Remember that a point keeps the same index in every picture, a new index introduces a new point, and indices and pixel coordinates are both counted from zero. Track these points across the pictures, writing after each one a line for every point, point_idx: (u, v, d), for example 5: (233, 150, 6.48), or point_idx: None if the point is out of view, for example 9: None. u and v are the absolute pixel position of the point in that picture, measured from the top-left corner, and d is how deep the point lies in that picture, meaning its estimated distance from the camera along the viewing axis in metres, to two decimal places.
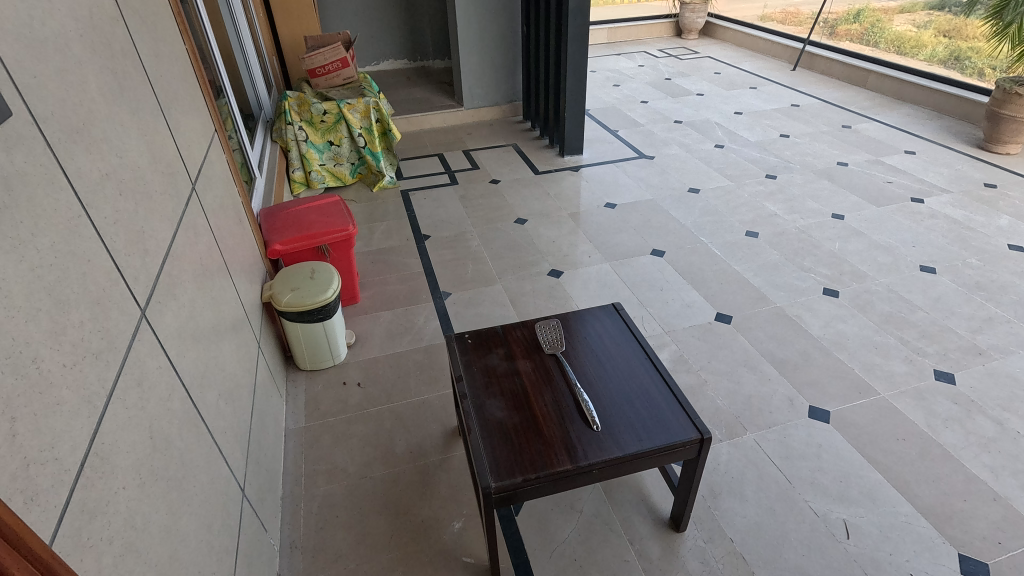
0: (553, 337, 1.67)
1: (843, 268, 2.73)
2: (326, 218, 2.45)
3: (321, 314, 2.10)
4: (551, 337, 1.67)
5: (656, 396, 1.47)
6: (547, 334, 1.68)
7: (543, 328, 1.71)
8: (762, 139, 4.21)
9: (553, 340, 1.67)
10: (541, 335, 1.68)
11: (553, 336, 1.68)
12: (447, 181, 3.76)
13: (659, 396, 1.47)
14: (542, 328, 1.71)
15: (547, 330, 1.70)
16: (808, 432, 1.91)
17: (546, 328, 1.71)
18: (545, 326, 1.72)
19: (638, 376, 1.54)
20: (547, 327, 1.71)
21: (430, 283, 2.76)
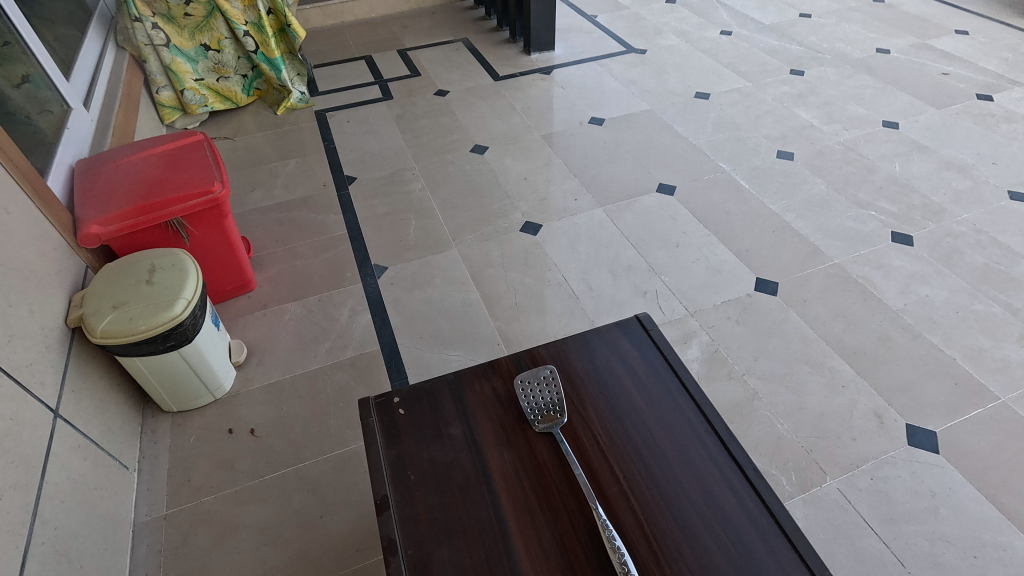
0: (546, 397, 0.98)
1: (910, 200, 2.06)
2: (178, 172, 1.58)
3: (172, 340, 1.32)
4: (544, 397, 0.98)
5: (739, 521, 0.83)
6: (537, 391, 0.98)
7: (527, 379, 1.00)
8: (777, 21, 3.34)
9: (546, 402, 0.97)
10: (526, 392, 0.98)
11: (545, 393, 0.98)
12: (378, 96, 2.82)
13: (745, 521, 0.83)
14: (524, 378, 1.01)
15: (535, 383, 1.00)
16: (913, 472, 1.32)
17: (533, 377, 1.01)
18: (531, 373, 1.01)
19: (702, 473, 0.89)
20: (534, 376, 1.01)
21: (357, 252, 1.97)
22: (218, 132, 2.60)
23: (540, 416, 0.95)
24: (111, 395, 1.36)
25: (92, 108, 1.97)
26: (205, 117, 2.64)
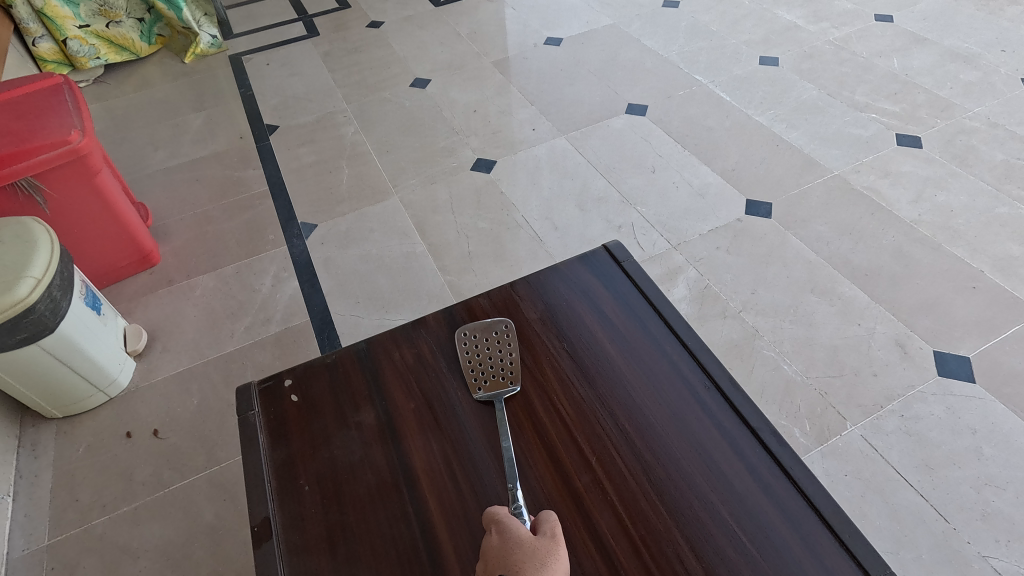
0: (499, 357, 0.73)
1: (914, 97, 1.80)
2: (24, 122, 1.26)
3: (23, 334, 1.04)
4: (495, 357, 0.73)
5: (758, 505, 0.60)
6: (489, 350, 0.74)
7: (478, 337, 0.75)
8: None
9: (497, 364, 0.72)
10: (473, 353, 0.74)
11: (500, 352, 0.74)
12: (303, 33, 2.45)
13: (766, 506, 0.60)
14: (473, 334, 0.76)
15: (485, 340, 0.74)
16: (948, 407, 1.11)
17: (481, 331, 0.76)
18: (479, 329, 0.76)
19: (702, 444, 0.64)
20: (484, 331, 0.76)
21: (281, 209, 1.68)
22: (115, 87, 2.23)
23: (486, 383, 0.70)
24: None
25: None
26: (99, 71, 2.28)
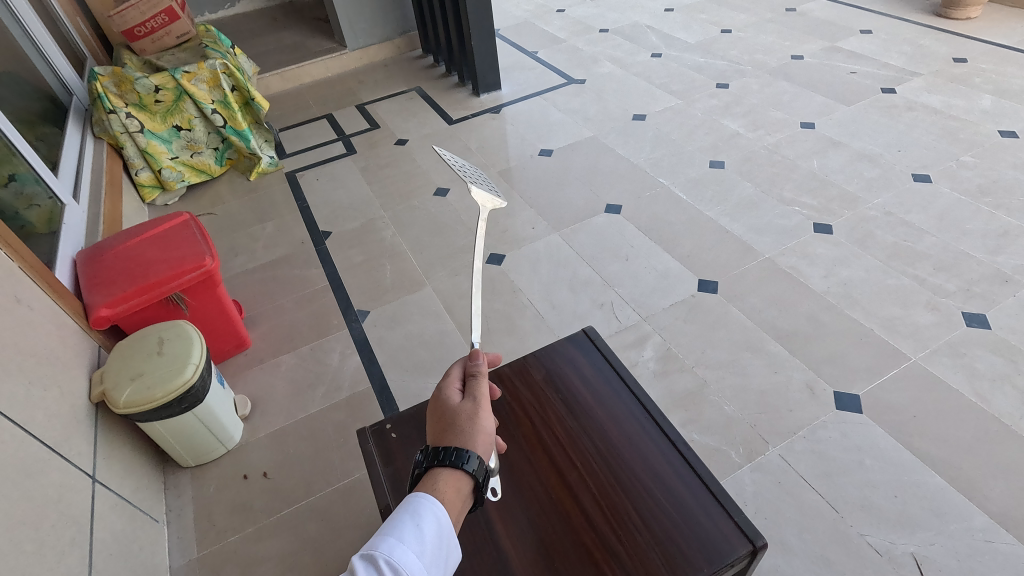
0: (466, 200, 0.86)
1: (829, 192, 2.31)
2: (170, 251, 1.77)
3: (186, 402, 1.50)
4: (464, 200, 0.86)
5: (675, 483, 1.01)
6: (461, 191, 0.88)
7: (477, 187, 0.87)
8: (703, 39, 3.65)
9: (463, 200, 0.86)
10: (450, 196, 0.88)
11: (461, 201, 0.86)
12: (343, 152, 3.03)
13: (680, 483, 1.01)
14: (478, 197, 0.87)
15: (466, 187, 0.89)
16: (842, 432, 1.53)
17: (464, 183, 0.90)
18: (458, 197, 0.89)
19: (643, 450, 1.07)
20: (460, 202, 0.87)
21: (340, 300, 2.16)
22: (195, 203, 2.78)
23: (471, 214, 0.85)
24: (134, 458, 1.52)
25: (82, 199, 2.16)
26: (182, 191, 2.81)
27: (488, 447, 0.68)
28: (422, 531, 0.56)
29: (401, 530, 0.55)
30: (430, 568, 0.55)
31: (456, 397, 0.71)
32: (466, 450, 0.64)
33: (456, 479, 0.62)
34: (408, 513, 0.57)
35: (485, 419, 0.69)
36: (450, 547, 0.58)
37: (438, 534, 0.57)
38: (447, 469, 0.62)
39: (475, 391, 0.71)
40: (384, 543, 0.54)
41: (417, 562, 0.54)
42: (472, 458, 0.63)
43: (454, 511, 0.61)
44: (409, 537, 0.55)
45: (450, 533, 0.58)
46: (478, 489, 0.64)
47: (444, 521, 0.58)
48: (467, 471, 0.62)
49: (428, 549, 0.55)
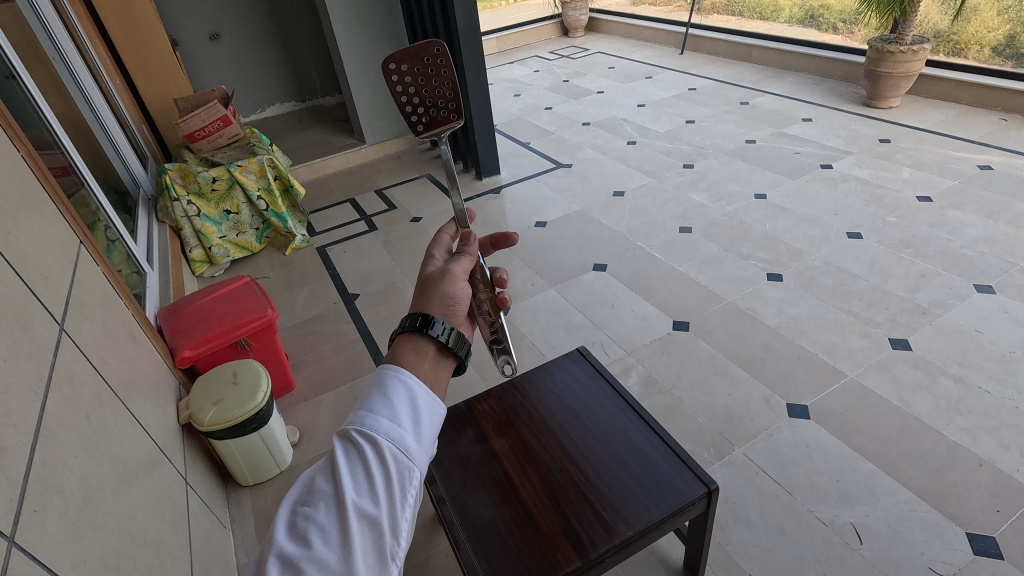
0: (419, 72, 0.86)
1: (779, 247, 2.77)
2: (238, 306, 2.18)
3: (255, 423, 1.84)
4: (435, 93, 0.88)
5: (661, 462, 1.30)
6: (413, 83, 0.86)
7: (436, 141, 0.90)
8: (671, 129, 4.29)
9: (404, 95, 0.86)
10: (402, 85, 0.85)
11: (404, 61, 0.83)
12: (365, 229, 3.50)
13: (664, 460, 1.30)
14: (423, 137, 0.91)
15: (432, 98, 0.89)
16: (793, 433, 1.87)
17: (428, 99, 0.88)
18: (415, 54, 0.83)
19: (634, 438, 1.36)
20: (417, 59, 0.84)
21: (370, 348, 2.53)
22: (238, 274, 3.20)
23: (425, 121, 0.90)
24: (208, 473, 1.83)
25: (155, 269, 2.59)
26: (227, 264, 3.25)
27: (454, 318, 0.69)
28: (392, 400, 0.55)
29: (370, 402, 0.55)
30: (413, 427, 0.54)
31: (432, 274, 0.75)
32: (426, 318, 0.64)
33: (417, 347, 0.62)
34: (377, 387, 0.56)
35: (451, 292, 0.72)
36: (430, 409, 0.56)
37: (410, 400, 0.56)
38: (407, 338, 0.63)
39: (446, 269, 0.74)
40: (356, 416, 0.54)
41: (390, 426, 0.53)
42: (433, 325, 0.64)
43: (427, 375, 0.60)
44: (379, 406, 0.54)
45: (427, 395, 0.57)
46: (447, 353, 0.64)
47: (417, 387, 0.57)
48: (428, 337, 0.63)
49: (401, 413, 0.54)
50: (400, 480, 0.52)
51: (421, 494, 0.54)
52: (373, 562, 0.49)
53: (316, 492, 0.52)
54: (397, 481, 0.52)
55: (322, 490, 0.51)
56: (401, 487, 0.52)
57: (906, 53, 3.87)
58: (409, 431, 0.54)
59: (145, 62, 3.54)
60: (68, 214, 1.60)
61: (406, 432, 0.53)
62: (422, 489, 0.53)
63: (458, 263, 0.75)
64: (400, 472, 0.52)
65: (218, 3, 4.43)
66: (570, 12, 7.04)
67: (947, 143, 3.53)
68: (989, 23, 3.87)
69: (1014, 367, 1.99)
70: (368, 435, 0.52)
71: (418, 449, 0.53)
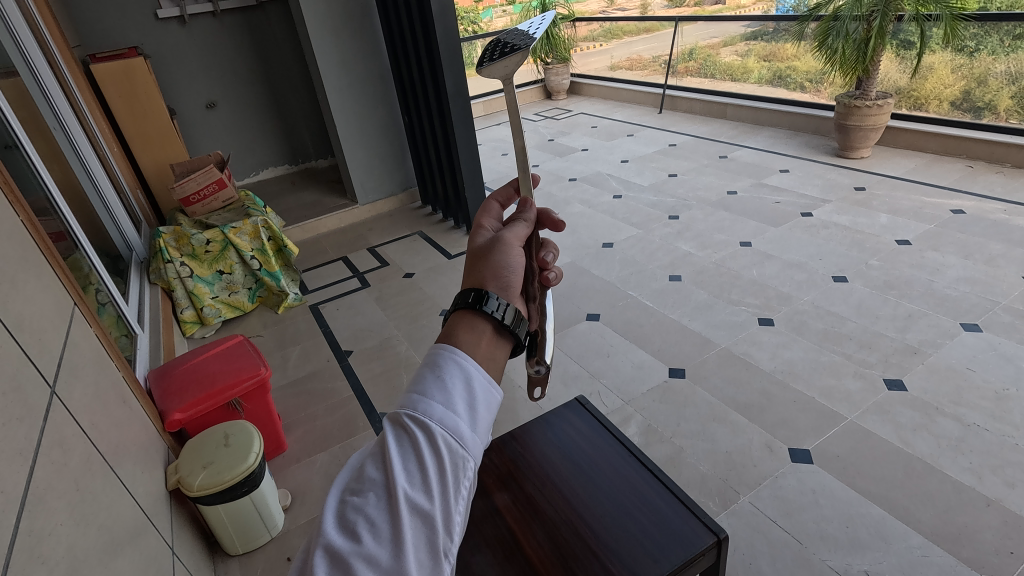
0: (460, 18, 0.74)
1: (768, 293, 2.82)
2: (231, 365, 2.15)
3: (246, 486, 1.78)
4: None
5: (668, 510, 1.27)
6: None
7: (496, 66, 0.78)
8: (654, 182, 4.44)
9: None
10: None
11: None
12: (358, 286, 3.52)
13: (671, 509, 1.27)
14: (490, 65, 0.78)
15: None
16: (798, 479, 1.84)
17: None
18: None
19: (639, 487, 1.33)
20: None
21: (364, 405, 2.49)
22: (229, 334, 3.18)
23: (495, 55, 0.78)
24: (196, 542, 1.75)
25: (146, 331, 2.57)
26: (218, 324, 3.23)
27: (513, 293, 0.64)
28: (446, 384, 0.52)
29: (423, 385, 0.53)
30: (468, 414, 0.52)
31: (487, 244, 0.70)
32: (483, 295, 0.60)
33: (473, 325, 0.58)
34: (431, 369, 0.54)
35: (505, 263, 0.66)
36: (486, 395, 0.54)
37: (466, 383, 0.53)
38: (462, 316, 0.59)
39: (500, 239, 0.68)
40: (409, 401, 0.52)
41: (443, 412, 0.51)
42: (490, 302, 0.59)
43: (482, 357, 0.57)
44: (433, 391, 0.52)
45: (482, 380, 0.54)
46: (503, 333, 0.59)
47: (472, 371, 0.54)
48: (484, 315, 0.59)
49: (455, 398, 0.52)
50: (454, 471, 0.50)
51: (474, 486, 0.51)
52: (425, 556, 0.47)
53: (367, 480, 0.51)
54: (451, 471, 0.50)
55: (373, 479, 0.51)
56: (455, 478, 0.50)
57: (873, 107, 4.09)
58: (463, 418, 0.51)
59: (143, 131, 3.65)
60: (63, 276, 1.60)
61: (460, 418, 0.51)
62: (475, 481, 0.51)
63: (512, 232, 0.69)
64: (454, 462, 0.50)
65: (216, 74, 4.62)
66: (553, 76, 7.40)
67: (919, 190, 3.68)
68: (944, 79, 4.17)
69: (1010, 404, 2.00)
70: (421, 422, 0.51)
71: (472, 439, 0.51)
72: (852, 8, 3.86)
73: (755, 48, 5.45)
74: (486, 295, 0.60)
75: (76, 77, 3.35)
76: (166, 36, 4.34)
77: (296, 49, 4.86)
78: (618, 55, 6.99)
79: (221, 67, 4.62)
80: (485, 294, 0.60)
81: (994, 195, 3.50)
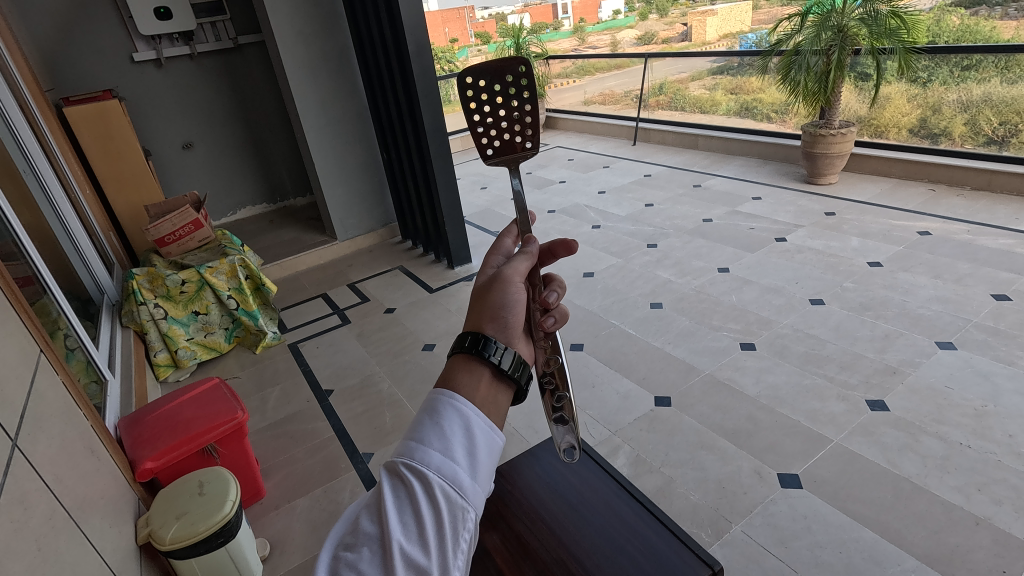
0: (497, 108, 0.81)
1: (748, 318, 2.85)
2: (207, 410, 2.08)
3: (222, 536, 1.69)
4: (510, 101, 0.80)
5: (657, 540, 1.24)
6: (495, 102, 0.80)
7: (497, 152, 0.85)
8: (632, 212, 4.51)
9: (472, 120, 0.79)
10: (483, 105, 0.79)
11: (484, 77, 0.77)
12: (338, 322, 3.47)
13: (663, 542, 1.23)
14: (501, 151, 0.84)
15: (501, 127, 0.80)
16: (789, 505, 1.82)
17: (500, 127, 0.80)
18: (494, 71, 0.76)
19: (630, 520, 1.30)
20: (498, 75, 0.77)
21: (346, 446, 2.42)
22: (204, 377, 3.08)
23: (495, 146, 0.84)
24: None
25: (117, 376, 2.48)
26: (193, 367, 3.14)
27: (511, 333, 0.64)
28: (445, 431, 0.53)
29: (422, 433, 0.53)
30: (467, 460, 0.53)
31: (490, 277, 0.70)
32: (486, 339, 0.60)
33: (471, 369, 0.59)
34: (429, 416, 0.55)
35: (503, 299, 0.66)
36: (486, 440, 0.55)
37: (465, 429, 0.54)
38: (461, 358, 0.60)
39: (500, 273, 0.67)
40: (406, 449, 0.53)
41: (442, 460, 0.51)
42: (488, 346, 0.60)
43: (482, 401, 0.58)
44: (432, 438, 0.53)
45: (482, 425, 0.55)
46: (503, 377, 0.60)
47: (472, 416, 0.55)
48: (483, 359, 0.59)
49: (454, 445, 0.53)
50: (453, 521, 0.50)
51: (473, 538, 0.51)
52: None
53: (360, 534, 0.50)
54: (449, 522, 0.49)
55: (367, 532, 0.50)
56: (454, 530, 0.49)
57: (837, 135, 4.25)
58: (462, 464, 0.52)
59: (117, 173, 3.61)
60: (30, 322, 1.55)
61: (459, 465, 0.52)
62: (475, 533, 0.51)
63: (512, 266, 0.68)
64: (453, 512, 0.50)
65: (193, 115, 4.62)
66: None
67: (886, 213, 3.79)
68: (901, 108, 4.36)
69: (990, 421, 2.03)
70: (418, 470, 0.51)
71: (471, 486, 0.52)
72: (811, 43, 4.02)
73: (722, 82, 5.67)
74: (478, 337, 0.61)
75: (49, 120, 3.32)
76: (142, 78, 4.34)
77: (274, 90, 4.91)
78: (591, 90, 7.18)
79: (198, 108, 4.63)
80: (477, 336, 0.61)
81: (958, 216, 3.63)
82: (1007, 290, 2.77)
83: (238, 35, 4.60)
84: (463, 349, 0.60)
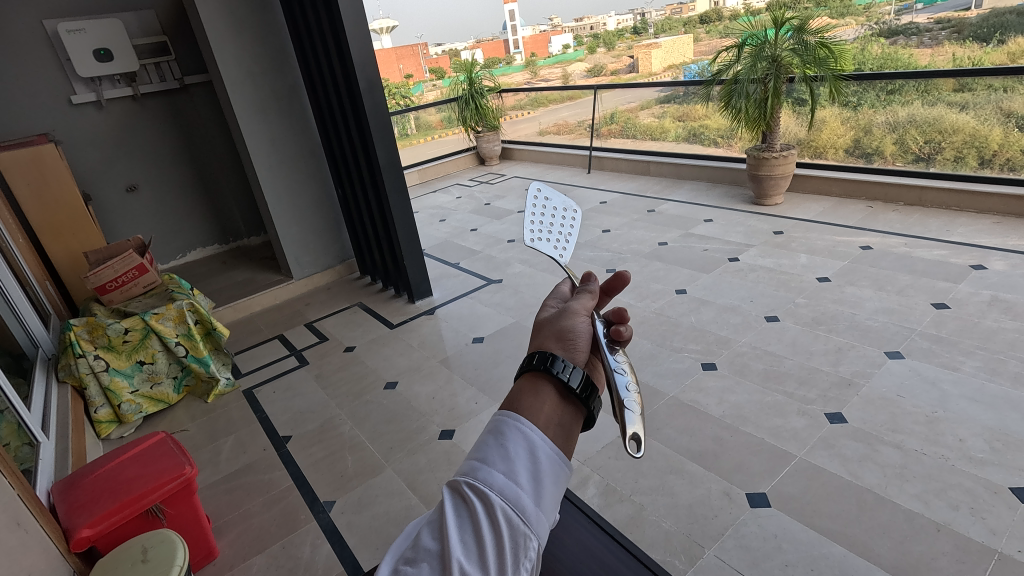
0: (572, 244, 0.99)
1: (707, 338, 2.89)
2: (152, 467, 1.94)
3: None
4: None
5: None
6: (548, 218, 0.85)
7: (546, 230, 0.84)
8: (590, 238, 4.58)
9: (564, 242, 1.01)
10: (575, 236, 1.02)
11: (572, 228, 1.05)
12: (296, 364, 3.36)
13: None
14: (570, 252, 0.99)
15: (544, 233, 0.82)
16: (759, 525, 1.82)
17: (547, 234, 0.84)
18: None
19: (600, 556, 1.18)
20: None
21: (306, 495, 2.30)
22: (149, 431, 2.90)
23: None
24: None
25: (51, 436, 2.31)
26: (138, 422, 2.96)
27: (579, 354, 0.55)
28: (508, 451, 0.45)
29: (484, 450, 0.45)
30: (533, 484, 0.44)
31: (550, 313, 0.63)
32: (553, 357, 0.52)
33: (535, 390, 0.50)
34: (492, 434, 0.46)
35: (571, 325, 0.59)
36: (554, 465, 0.45)
37: (530, 449, 0.45)
38: (526, 378, 0.52)
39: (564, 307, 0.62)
40: (467, 465, 0.45)
41: (505, 482, 0.43)
42: (556, 363, 0.51)
43: (545, 425, 0.48)
44: (494, 456, 0.44)
45: (549, 450, 0.46)
46: (572, 399, 0.50)
47: (538, 438, 0.46)
48: (548, 378, 0.51)
49: (518, 467, 0.44)
50: (514, 549, 0.41)
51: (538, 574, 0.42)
52: None
53: (420, 549, 0.42)
54: (510, 549, 0.41)
55: (428, 549, 0.42)
56: (515, 558, 0.41)
57: (779, 158, 4.45)
58: (527, 488, 0.43)
59: (54, 219, 3.43)
60: None
61: (524, 489, 0.43)
62: (538, 566, 0.41)
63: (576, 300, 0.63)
64: (515, 539, 0.41)
65: (137, 158, 4.47)
66: (484, 143, 7.64)
67: (830, 230, 3.97)
68: (836, 130, 4.62)
69: (941, 426, 2.10)
70: (479, 490, 0.43)
71: (538, 514, 0.42)
72: (749, 72, 4.24)
73: (670, 110, 5.90)
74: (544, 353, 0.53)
75: None
76: (81, 121, 4.19)
77: (223, 129, 4.82)
78: (545, 121, 7.33)
79: (143, 150, 4.49)
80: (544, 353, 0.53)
81: (895, 230, 3.82)
82: (945, 299, 2.91)
83: (183, 75, 4.53)
84: (529, 367, 0.52)
